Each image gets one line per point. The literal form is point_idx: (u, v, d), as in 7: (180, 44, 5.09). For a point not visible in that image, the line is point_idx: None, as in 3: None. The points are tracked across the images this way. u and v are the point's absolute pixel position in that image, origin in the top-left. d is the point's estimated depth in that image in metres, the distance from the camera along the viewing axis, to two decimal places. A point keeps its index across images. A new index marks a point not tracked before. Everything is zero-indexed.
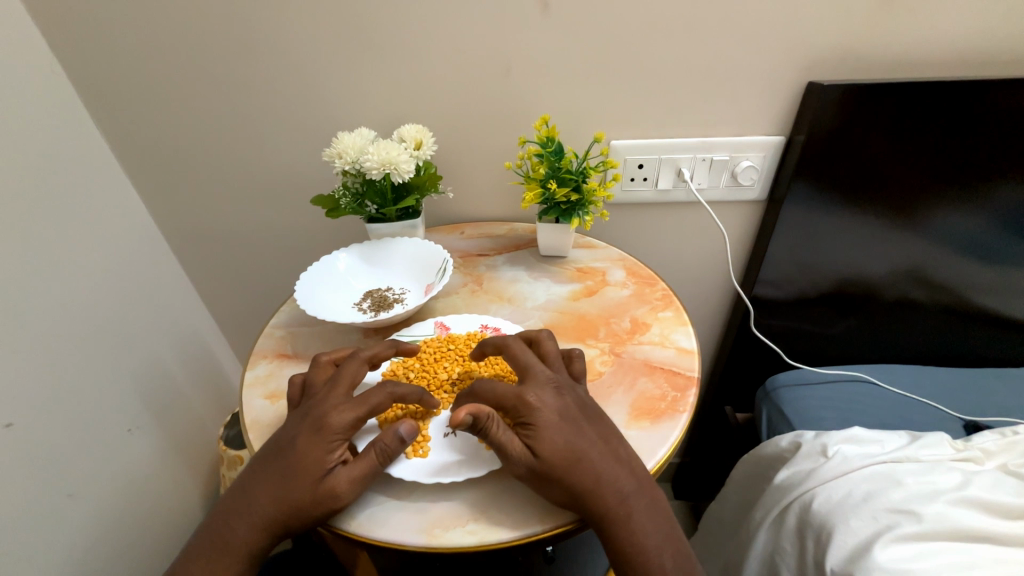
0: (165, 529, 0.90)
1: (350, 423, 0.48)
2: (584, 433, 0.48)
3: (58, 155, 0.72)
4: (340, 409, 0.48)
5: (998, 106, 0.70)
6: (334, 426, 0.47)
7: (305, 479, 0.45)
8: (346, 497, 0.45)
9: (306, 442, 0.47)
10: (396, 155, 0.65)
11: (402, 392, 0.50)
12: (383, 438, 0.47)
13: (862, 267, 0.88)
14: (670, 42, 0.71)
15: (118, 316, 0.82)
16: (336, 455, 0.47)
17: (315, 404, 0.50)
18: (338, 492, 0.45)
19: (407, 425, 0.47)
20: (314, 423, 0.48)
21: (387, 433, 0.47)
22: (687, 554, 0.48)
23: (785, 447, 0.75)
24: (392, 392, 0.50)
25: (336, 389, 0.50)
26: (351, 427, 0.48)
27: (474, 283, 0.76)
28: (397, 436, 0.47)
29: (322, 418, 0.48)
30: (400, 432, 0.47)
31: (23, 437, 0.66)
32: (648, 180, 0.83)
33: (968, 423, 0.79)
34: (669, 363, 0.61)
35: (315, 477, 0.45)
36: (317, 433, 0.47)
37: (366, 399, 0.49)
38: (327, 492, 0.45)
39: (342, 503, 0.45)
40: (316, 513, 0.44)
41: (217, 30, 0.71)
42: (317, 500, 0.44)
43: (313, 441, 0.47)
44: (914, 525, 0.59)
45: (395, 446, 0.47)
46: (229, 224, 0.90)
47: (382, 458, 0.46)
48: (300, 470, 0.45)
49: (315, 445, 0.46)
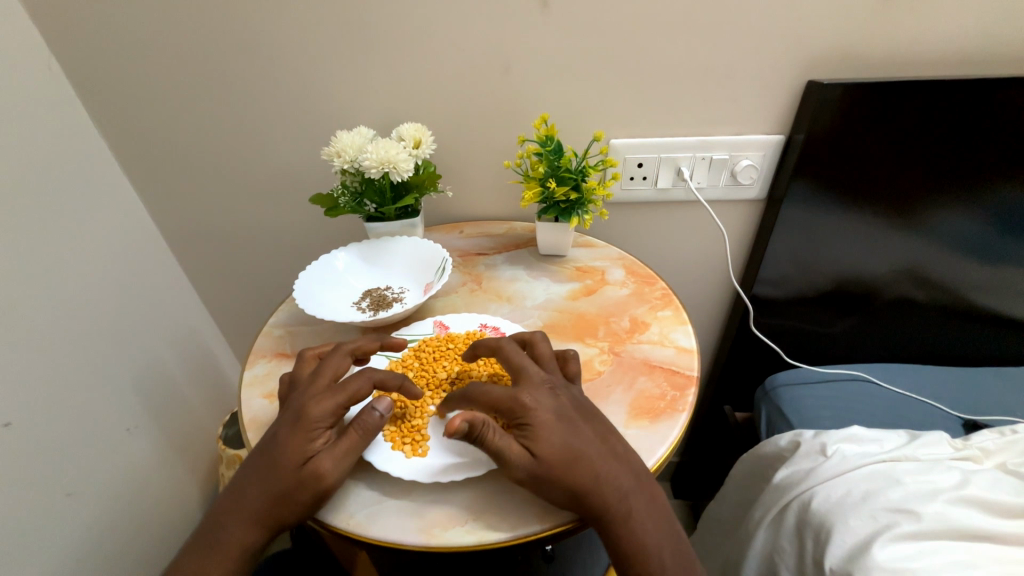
0: (164, 528, 0.90)
1: (331, 409, 0.47)
2: (579, 431, 0.48)
3: (56, 154, 0.72)
4: (322, 396, 0.48)
5: (997, 105, 0.70)
6: (314, 413, 0.47)
7: (288, 467, 0.45)
8: (331, 477, 0.45)
9: (289, 430, 0.47)
10: (395, 153, 0.65)
11: (382, 377, 0.51)
12: (362, 416, 0.48)
13: (860, 267, 0.88)
14: (670, 41, 0.71)
15: (117, 315, 0.82)
16: (319, 442, 0.47)
17: (297, 396, 0.50)
18: (321, 475, 0.45)
19: (384, 400, 0.49)
20: (295, 413, 0.48)
21: (365, 411, 0.48)
22: (686, 551, 0.48)
23: (784, 446, 0.75)
24: (371, 376, 0.51)
25: (318, 380, 0.50)
26: (333, 413, 0.48)
27: (473, 282, 0.76)
28: (375, 412, 0.48)
29: (302, 407, 0.48)
30: (378, 408, 0.48)
31: (23, 437, 0.66)
32: (648, 179, 0.83)
33: (967, 422, 0.79)
34: (668, 362, 0.61)
35: (298, 464, 0.45)
36: (298, 421, 0.47)
37: (346, 385, 0.49)
38: (311, 474, 0.45)
39: (327, 484, 0.45)
40: (302, 496, 0.44)
41: (216, 29, 0.70)
42: (302, 483, 0.44)
43: (294, 430, 0.47)
44: (913, 523, 0.59)
45: (376, 422, 0.48)
46: (229, 224, 0.90)
47: (363, 433, 0.47)
48: (284, 458, 0.45)
49: (299, 432, 0.46)
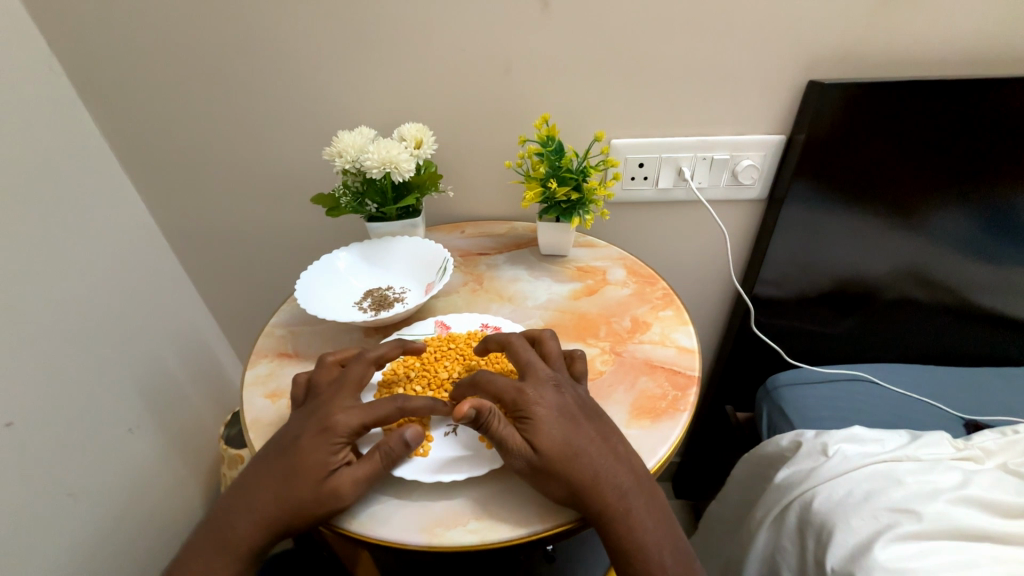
0: (165, 528, 0.90)
1: (355, 427, 0.48)
2: (581, 429, 0.48)
3: (58, 154, 0.72)
4: (346, 411, 0.48)
5: (1000, 104, 0.70)
6: (337, 429, 0.47)
7: (307, 480, 0.45)
8: (350, 497, 0.45)
9: (311, 441, 0.47)
10: (397, 154, 0.65)
11: (412, 407, 0.50)
12: (388, 441, 0.47)
13: (862, 267, 0.88)
14: (671, 41, 0.71)
15: (119, 314, 0.82)
16: (340, 456, 0.47)
17: (320, 405, 0.50)
18: (341, 494, 0.45)
19: (413, 429, 0.48)
20: (319, 424, 0.48)
21: (393, 437, 0.47)
22: (686, 552, 0.48)
23: (785, 446, 0.75)
24: (401, 406, 0.49)
25: (341, 392, 0.51)
26: (356, 431, 0.48)
27: (474, 282, 0.76)
28: (403, 440, 0.47)
29: (326, 419, 0.48)
30: (406, 437, 0.47)
31: (23, 436, 0.66)
32: (649, 179, 0.83)
33: (968, 422, 0.79)
34: (669, 362, 0.61)
35: (319, 478, 0.45)
36: (321, 433, 0.47)
37: (373, 406, 0.49)
38: (330, 491, 0.45)
39: (345, 503, 0.45)
40: (318, 512, 0.44)
41: (218, 28, 0.71)
42: (320, 499, 0.45)
43: (317, 442, 0.47)
44: (914, 523, 0.59)
45: (400, 450, 0.47)
46: (229, 225, 0.90)
47: (387, 461, 0.47)
48: (305, 469, 0.45)
49: (320, 445, 0.46)
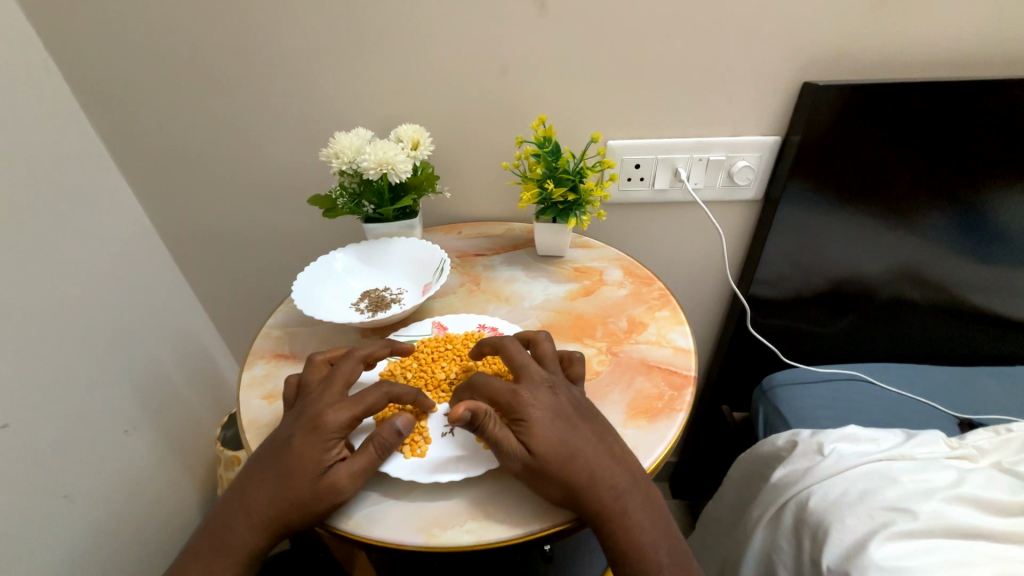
0: (162, 530, 0.90)
1: (346, 422, 0.48)
2: (576, 430, 0.48)
3: (54, 155, 0.72)
4: (337, 408, 0.48)
5: (995, 106, 0.70)
6: (329, 425, 0.47)
7: (302, 477, 0.45)
8: (347, 491, 0.45)
9: (303, 440, 0.47)
10: (394, 154, 0.65)
11: (399, 391, 0.51)
12: (381, 432, 0.47)
13: (857, 267, 0.88)
14: (668, 43, 0.71)
15: (116, 316, 0.82)
16: (333, 453, 0.47)
17: (311, 404, 0.50)
18: (337, 489, 0.45)
19: (403, 418, 0.48)
20: (310, 421, 0.48)
21: (385, 427, 0.47)
22: (683, 550, 0.48)
23: (782, 445, 0.76)
24: (388, 391, 0.50)
25: (331, 389, 0.51)
26: (347, 426, 0.48)
27: (472, 283, 0.76)
28: (395, 429, 0.47)
29: (316, 417, 0.48)
30: (397, 425, 0.47)
31: (20, 438, 0.65)
32: (646, 180, 0.83)
33: (962, 421, 0.80)
34: (666, 362, 0.61)
35: (314, 476, 0.45)
36: (312, 430, 0.47)
37: (363, 398, 0.49)
38: (327, 487, 0.45)
39: (343, 498, 0.45)
40: (316, 509, 0.45)
41: (215, 29, 0.70)
42: (317, 495, 0.45)
43: (309, 440, 0.47)
44: (910, 522, 0.59)
45: (394, 440, 0.47)
46: (227, 226, 0.90)
47: (381, 451, 0.47)
48: (299, 469, 0.45)
49: (313, 443, 0.47)
